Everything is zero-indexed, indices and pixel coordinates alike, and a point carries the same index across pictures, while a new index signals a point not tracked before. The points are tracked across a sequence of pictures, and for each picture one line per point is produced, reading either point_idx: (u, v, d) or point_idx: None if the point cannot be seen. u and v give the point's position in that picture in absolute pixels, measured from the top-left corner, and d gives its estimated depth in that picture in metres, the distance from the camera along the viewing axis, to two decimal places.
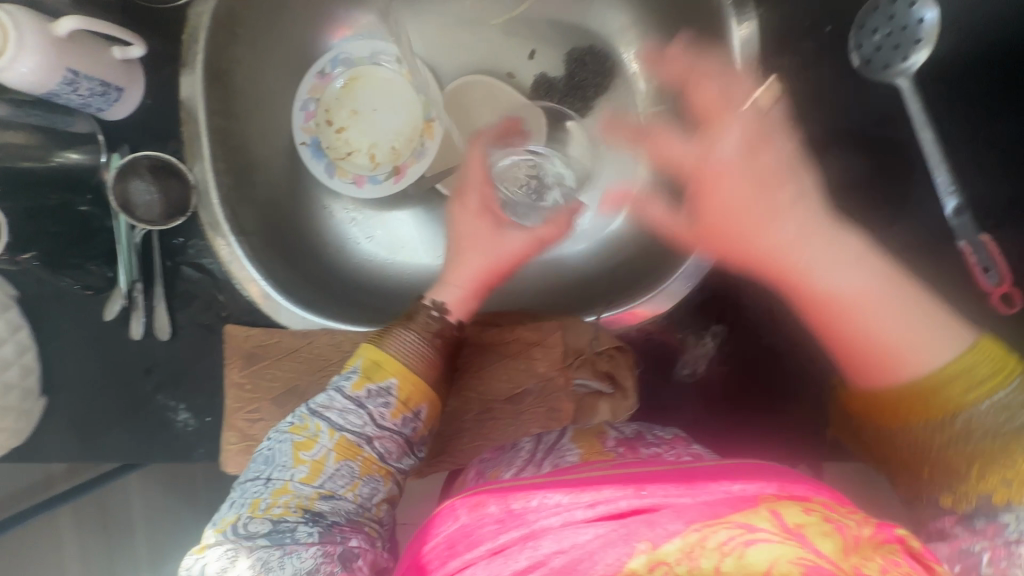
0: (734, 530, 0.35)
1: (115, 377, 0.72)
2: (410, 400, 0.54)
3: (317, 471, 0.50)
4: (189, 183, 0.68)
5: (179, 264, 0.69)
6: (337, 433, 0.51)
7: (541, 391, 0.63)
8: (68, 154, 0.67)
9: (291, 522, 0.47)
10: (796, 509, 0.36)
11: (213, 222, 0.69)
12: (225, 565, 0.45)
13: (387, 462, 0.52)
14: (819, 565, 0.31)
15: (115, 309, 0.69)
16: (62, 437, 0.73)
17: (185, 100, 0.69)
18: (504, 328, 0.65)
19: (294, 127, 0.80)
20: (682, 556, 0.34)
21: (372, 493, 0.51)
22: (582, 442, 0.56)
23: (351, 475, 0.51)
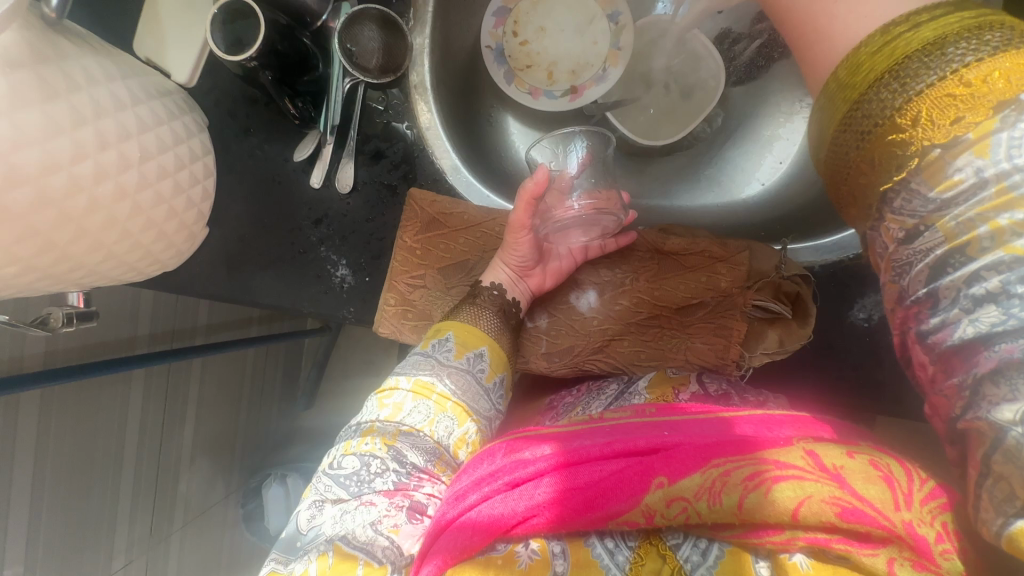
0: (768, 468, 0.43)
1: (282, 222, 0.73)
2: (467, 342, 0.58)
3: (398, 411, 0.53)
4: (409, 44, 0.68)
5: (375, 121, 0.71)
6: (414, 376, 0.55)
7: (715, 307, 0.67)
8: None
9: (376, 457, 0.49)
10: (835, 454, 0.44)
11: (421, 85, 0.70)
12: (311, 512, 0.47)
13: (461, 397, 0.55)
14: (859, 509, 0.40)
15: (306, 151, 0.70)
16: (214, 272, 0.73)
17: None
18: (693, 240, 0.66)
19: (482, 29, 0.83)
20: (700, 492, 0.43)
21: (447, 432, 0.53)
22: (654, 390, 0.61)
23: (428, 412, 0.53)
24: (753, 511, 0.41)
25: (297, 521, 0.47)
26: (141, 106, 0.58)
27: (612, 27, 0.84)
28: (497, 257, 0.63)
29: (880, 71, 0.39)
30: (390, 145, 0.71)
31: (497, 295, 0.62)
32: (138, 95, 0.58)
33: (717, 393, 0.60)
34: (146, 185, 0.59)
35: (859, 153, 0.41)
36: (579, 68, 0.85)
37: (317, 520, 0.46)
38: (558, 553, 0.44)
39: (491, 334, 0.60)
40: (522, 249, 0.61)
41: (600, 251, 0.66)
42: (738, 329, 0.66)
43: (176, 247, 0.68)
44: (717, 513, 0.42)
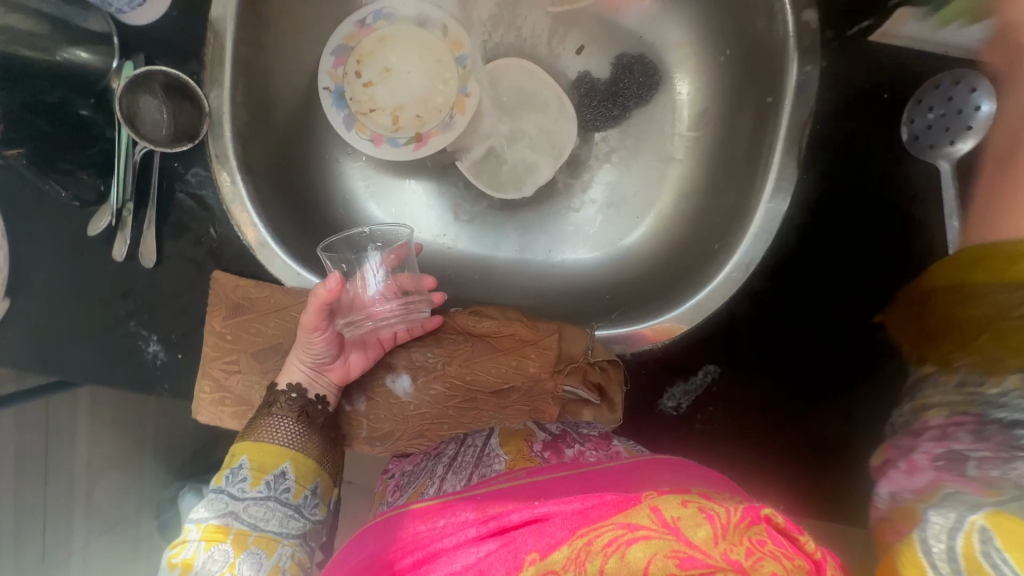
0: (618, 530, 0.36)
1: (87, 294, 0.68)
2: (265, 464, 0.54)
3: (189, 565, 0.48)
4: (203, 109, 0.63)
5: (177, 190, 0.66)
6: (206, 520, 0.51)
7: (527, 391, 0.64)
8: (76, 52, 0.60)
9: None
10: (674, 505, 0.38)
11: (221, 154, 0.65)
12: None
13: (262, 528, 0.51)
14: (695, 556, 0.33)
15: (101, 225, 0.65)
16: (18, 345, 0.69)
17: (213, 20, 0.63)
18: (500, 322, 0.64)
19: (320, 68, 0.75)
20: (568, 564, 0.36)
21: (253, 570, 0.48)
22: (511, 447, 0.56)
23: (226, 557, 0.49)
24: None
25: None
26: None
27: (460, 72, 0.79)
28: (292, 355, 0.60)
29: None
30: (192, 216, 0.66)
31: (297, 395, 0.58)
32: None
33: (557, 433, 0.59)
34: None
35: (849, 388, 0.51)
36: (426, 114, 0.80)
37: None
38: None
39: (295, 445, 0.55)
40: (321, 342, 0.58)
41: (411, 335, 0.64)
42: (551, 411, 0.63)
43: None
44: None
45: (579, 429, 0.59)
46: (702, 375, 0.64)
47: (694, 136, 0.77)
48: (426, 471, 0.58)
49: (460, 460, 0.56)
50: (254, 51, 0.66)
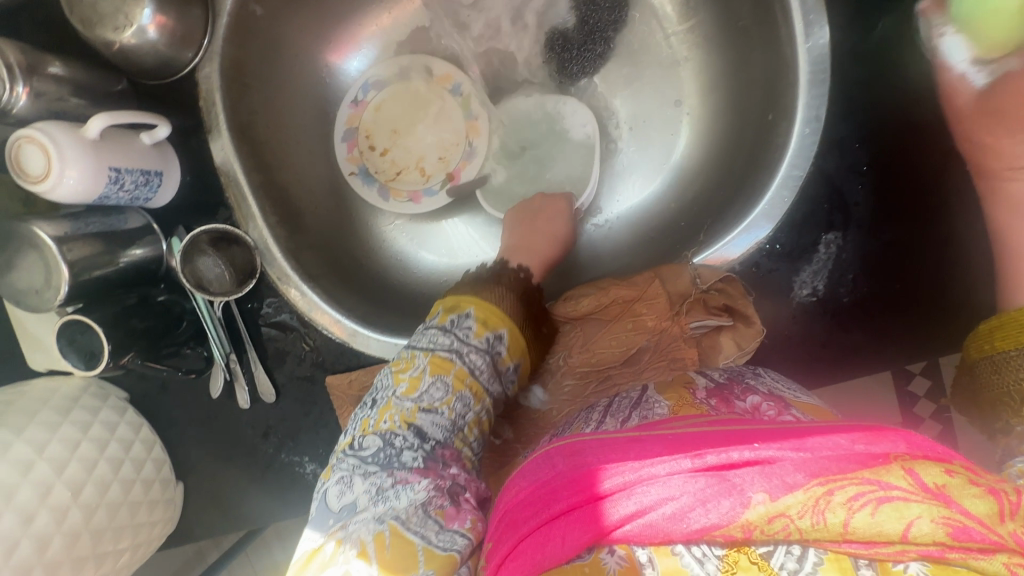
0: (865, 487, 0.33)
1: (237, 448, 0.74)
2: (489, 322, 0.56)
3: (415, 386, 0.52)
4: (249, 245, 0.67)
5: (262, 325, 0.70)
6: (432, 350, 0.54)
7: (657, 347, 0.62)
8: (131, 252, 0.65)
9: (398, 434, 0.50)
10: (935, 467, 0.34)
11: (282, 274, 0.68)
12: (343, 489, 0.47)
13: (478, 376, 0.54)
14: (969, 527, 0.32)
15: (219, 386, 0.70)
16: (206, 513, 0.76)
17: (220, 165, 0.66)
18: (598, 292, 0.63)
19: (339, 160, 0.79)
20: (805, 508, 0.34)
21: (464, 410, 0.53)
22: (670, 394, 0.54)
23: (446, 389, 0.52)
24: (860, 532, 0.33)
25: (330, 503, 0.47)
26: (50, 449, 0.62)
27: (458, 100, 0.79)
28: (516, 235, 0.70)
29: (1007, 342, 0.46)
30: (286, 339, 0.70)
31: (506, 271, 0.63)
32: (41, 441, 0.62)
33: (726, 380, 0.56)
34: (91, 510, 0.62)
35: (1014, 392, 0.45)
36: (445, 154, 0.80)
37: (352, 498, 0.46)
38: (647, 562, 0.38)
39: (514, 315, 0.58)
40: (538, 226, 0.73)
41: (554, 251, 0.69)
42: (690, 355, 0.61)
43: (160, 521, 0.70)
44: (823, 531, 0.34)
45: (756, 381, 0.55)
46: (824, 248, 0.58)
47: (690, 25, 0.72)
48: (582, 417, 0.57)
49: (617, 406, 0.55)
50: (265, 173, 0.69)
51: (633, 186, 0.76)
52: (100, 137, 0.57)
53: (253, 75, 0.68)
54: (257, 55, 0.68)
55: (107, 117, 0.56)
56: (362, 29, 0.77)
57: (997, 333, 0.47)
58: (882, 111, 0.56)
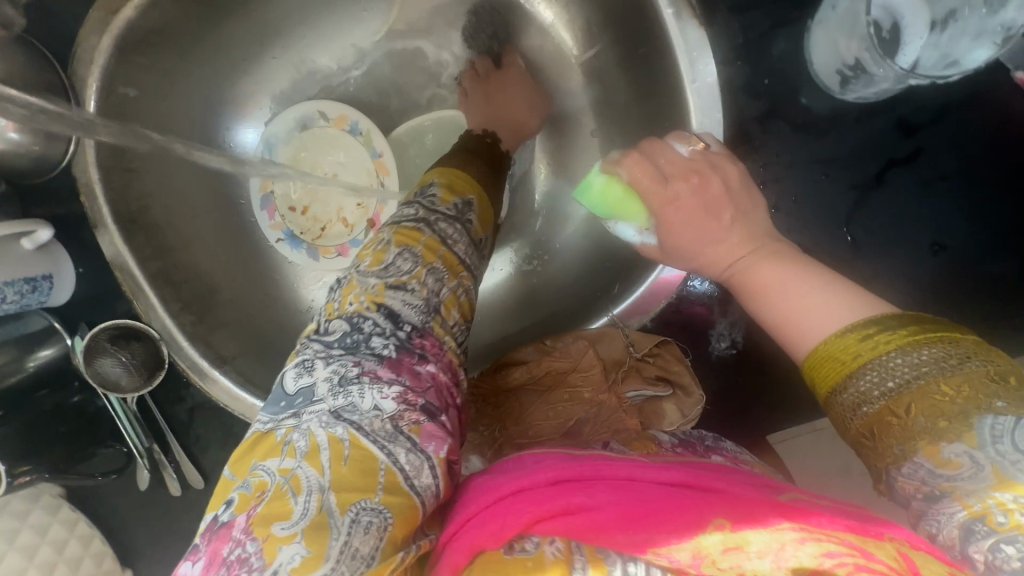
0: (847, 548, 0.27)
1: (178, 533, 0.73)
2: (455, 188, 0.53)
3: (379, 260, 0.45)
4: (153, 338, 0.65)
5: (183, 413, 0.69)
6: (397, 225, 0.47)
7: (597, 419, 0.55)
8: (38, 355, 0.64)
9: (364, 316, 0.42)
10: (936, 563, 0.26)
11: (193, 365, 0.66)
12: (301, 370, 0.40)
13: (451, 248, 0.48)
14: None
15: (145, 477, 0.69)
16: None
17: (112, 259, 0.64)
18: (531, 365, 0.57)
19: (262, 228, 0.75)
20: (765, 550, 0.28)
21: (437, 285, 0.45)
22: (635, 446, 0.49)
23: (415, 260, 0.45)
24: None
25: (285, 386, 0.40)
26: None
27: (360, 140, 0.74)
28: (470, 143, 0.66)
29: (839, 377, 0.37)
30: (208, 424, 0.69)
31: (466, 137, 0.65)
32: None
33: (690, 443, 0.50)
34: None
35: (856, 434, 0.38)
36: (364, 198, 0.76)
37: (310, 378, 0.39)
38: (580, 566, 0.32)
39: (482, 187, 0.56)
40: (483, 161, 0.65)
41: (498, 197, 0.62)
42: (634, 425, 0.54)
43: None
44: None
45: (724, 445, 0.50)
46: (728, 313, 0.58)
47: (592, 53, 0.67)
48: None
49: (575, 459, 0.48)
50: (165, 258, 0.67)
51: (552, 228, 0.70)
52: None
53: (136, 158, 0.64)
54: (139, 137, 0.64)
55: None
56: (258, 88, 0.74)
57: (823, 364, 0.38)
58: (786, 146, 0.51)
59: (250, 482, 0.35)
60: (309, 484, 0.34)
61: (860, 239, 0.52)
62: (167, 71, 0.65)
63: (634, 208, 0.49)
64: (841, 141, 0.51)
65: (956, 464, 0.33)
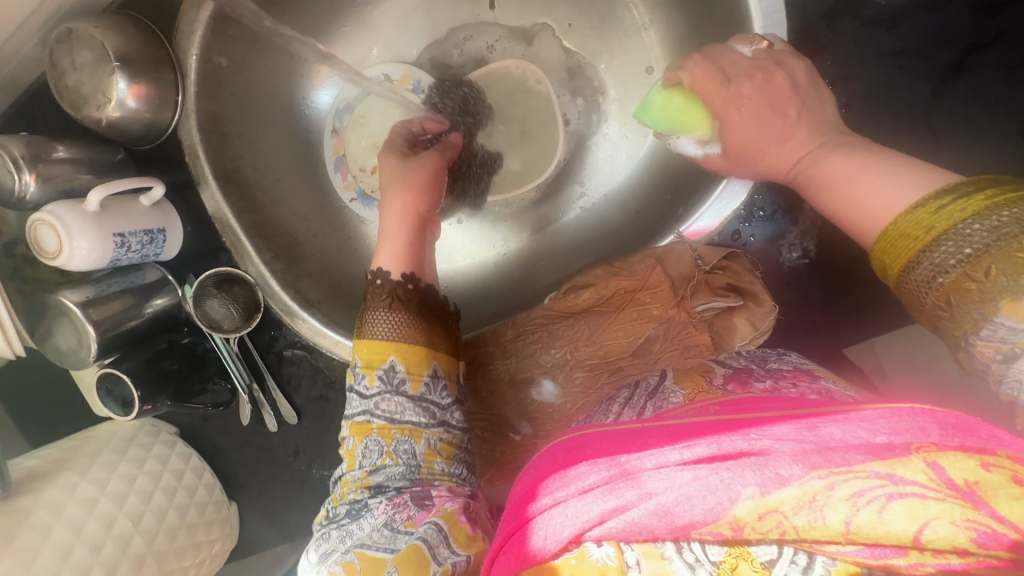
0: (875, 482, 0.31)
1: (275, 467, 0.80)
2: (418, 368, 0.54)
3: (352, 457, 0.54)
4: (250, 283, 0.72)
5: (279, 354, 0.76)
6: (348, 421, 0.55)
7: (666, 334, 0.58)
8: (156, 301, 0.71)
9: (359, 500, 0.51)
10: (967, 459, 0.30)
11: (284, 306, 0.73)
12: (324, 538, 0.50)
13: (399, 420, 0.53)
14: (996, 533, 0.29)
15: (247, 414, 0.77)
16: (260, 528, 0.83)
17: (214, 213, 0.72)
18: (598, 288, 0.59)
19: (337, 189, 0.81)
20: (800, 504, 0.32)
21: (409, 452, 0.52)
22: (687, 383, 0.51)
23: (380, 447, 0.53)
24: (864, 531, 0.31)
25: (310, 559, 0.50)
26: (111, 485, 0.69)
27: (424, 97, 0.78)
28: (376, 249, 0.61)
29: (900, 263, 0.41)
30: (298, 365, 0.76)
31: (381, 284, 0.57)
32: (103, 478, 0.69)
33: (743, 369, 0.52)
34: (153, 534, 0.70)
35: (933, 308, 0.40)
36: None
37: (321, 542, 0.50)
38: (633, 563, 0.37)
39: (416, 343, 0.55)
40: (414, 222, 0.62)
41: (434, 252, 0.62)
42: (704, 340, 0.57)
43: (220, 538, 0.78)
44: (821, 528, 0.32)
45: (768, 364, 0.51)
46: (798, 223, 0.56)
47: None
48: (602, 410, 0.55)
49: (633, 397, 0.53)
50: (257, 213, 0.73)
51: (616, 168, 0.72)
52: (100, 209, 0.63)
53: (230, 122, 0.71)
54: (232, 103, 0.71)
55: (103, 189, 0.62)
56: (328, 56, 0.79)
57: (886, 251, 0.42)
58: (856, 43, 0.51)
59: None
60: None
61: (940, 132, 0.51)
62: (253, 42, 0.71)
63: (696, 116, 0.51)
64: (917, 30, 0.50)
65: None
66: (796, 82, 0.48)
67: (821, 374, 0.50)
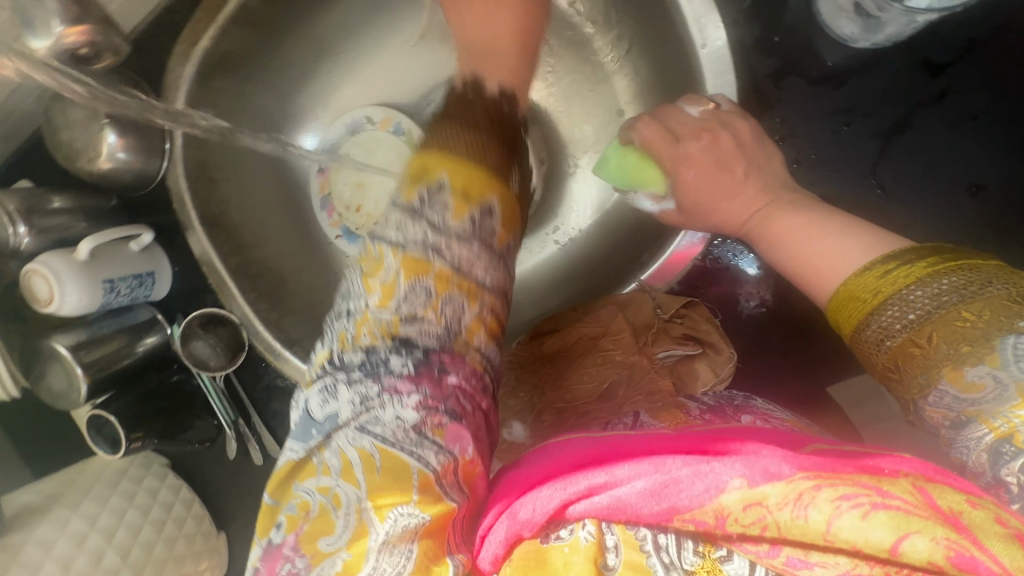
0: (861, 491, 0.32)
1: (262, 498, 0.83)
2: (473, 192, 0.42)
3: (389, 294, 0.41)
4: (235, 322, 0.74)
5: (263, 390, 0.78)
6: (390, 212, 0.43)
7: (632, 380, 0.57)
8: (146, 341, 0.75)
9: (382, 352, 0.40)
10: (957, 494, 0.31)
11: (269, 346, 0.74)
12: (326, 399, 0.40)
13: (464, 271, 0.42)
14: (970, 556, 0.30)
15: (233, 447, 0.79)
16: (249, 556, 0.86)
17: (200, 257, 0.73)
18: (564, 333, 0.61)
19: (324, 227, 0.84)
20: (785, 500, 0.33)
21: (456, 314, 0.41)
22: (664, 417, 0.49)
23: (427, 295, 0.41)
24: (843, 536, 0.32)
25: (294, 462, 0.40)
26: (101, 519, 0.72)
27: (404, 139, 0.81)
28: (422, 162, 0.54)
29: (851, 323, 0.41)
30: (284, 399, 0.78)
31: None
32: (94, 513, 0.72)
33: (715, 402, 0.53)
34: (141, 567, 0.72)
35: (884, 368, 0.41)
36: None
37: (331, 410, 0.40)
38: (612, 546, 0.41)
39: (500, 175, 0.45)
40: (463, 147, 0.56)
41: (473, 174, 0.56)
42: (668, 386, 0.56)
43: (209, 567, 0.80)
44: (801, 526, 0.33)
45: (738, 404, 0.51)
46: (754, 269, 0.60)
47: (614, 36, 0.69)
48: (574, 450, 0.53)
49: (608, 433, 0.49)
50: (242, 255, 0.76)
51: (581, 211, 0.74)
52: (90, 257, 0.66)
53: (215, 169, 0.74)
54: (217, 150, 0.74)
55: (93, 239, 0.65)
56: (312, 100, 0.82)
57: (841, 309, 0.42)
58: (805, 98, 0.54)
59: (294, 504, 0.38)
60: (348, 497, 0.37)
61: (890, 182, 0.55)
62: (237, 94, 0.74)
63: (650, 173, 0.53)
64: (871, 91, 0.54)
65: (979, 387, 0.36)
66: (741, 140, 0.51)
67: (789, 420, 0.50)
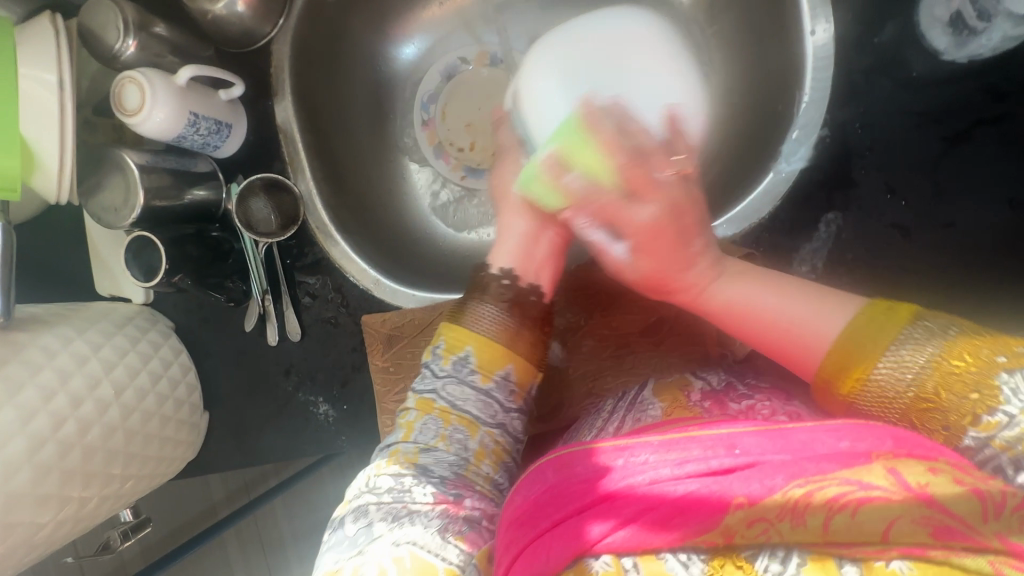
0: (845, 487, 0.36)
1: (259, 384, 0.81)
2: (456, 347, 0.58)
3: (410, 430, 0.54)
4: (296, 194, 0.75)
5: (298, 270, 0.79)
6: (416, 395, 0.56)
7: None
8: (196, 191, 0.73)
9: (405, 478, 0.49)
10: (919, 467, 0.37)
11: (321, 225, 0.76)
12: (357, 521, 0.47)
13: (463, 411, 0.55)
14: (950, 526, 0.34)
15: (252, 321, 0.78)
16: (223, 444, 0.81)
17: (281, 124, 0.76)
18: (618, 267, 0.67)
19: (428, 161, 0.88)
20: (783, 510, 0.36)
21: (462, 445, 0.53)
22: (666, 396, 0.55)
23: (438, 428, 0.53)
24: (843, 535, 0.35)
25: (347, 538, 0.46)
26: (103, 350, 0.68)
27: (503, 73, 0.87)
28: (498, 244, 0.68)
29: (851, 386, 0.47)
30: (316, 284, 0.78)
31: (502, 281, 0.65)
32: (97, 342, 0.67)
33: (722, 385, 0.57)
34: (129, 411, 0.68)
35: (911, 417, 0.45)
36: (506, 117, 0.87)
37: (369, 528, 0.45)
38: (632, 568, 0.38)
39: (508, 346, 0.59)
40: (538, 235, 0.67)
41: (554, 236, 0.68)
42: None
43: (184, 442, 0.76)
44: (806, 532, 0.36)
45: (747, 381, 0.56)
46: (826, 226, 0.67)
47: None
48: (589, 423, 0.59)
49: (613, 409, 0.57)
50: (318, 136, 0.77)
51: None
52: (186, 85, 0.67)
53: (318, 50, 0.76)
54: (327, 36, 0.77)
55: (195, 69, 0.67)
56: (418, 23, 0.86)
57: (839, 370, 0.48)
58: (887, 97, 0.66)
59: None
60: None
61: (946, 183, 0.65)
62: None
63: None
64: (940, 103, 0.65)
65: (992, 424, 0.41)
66: None
67: (797, 395, 0.55)
